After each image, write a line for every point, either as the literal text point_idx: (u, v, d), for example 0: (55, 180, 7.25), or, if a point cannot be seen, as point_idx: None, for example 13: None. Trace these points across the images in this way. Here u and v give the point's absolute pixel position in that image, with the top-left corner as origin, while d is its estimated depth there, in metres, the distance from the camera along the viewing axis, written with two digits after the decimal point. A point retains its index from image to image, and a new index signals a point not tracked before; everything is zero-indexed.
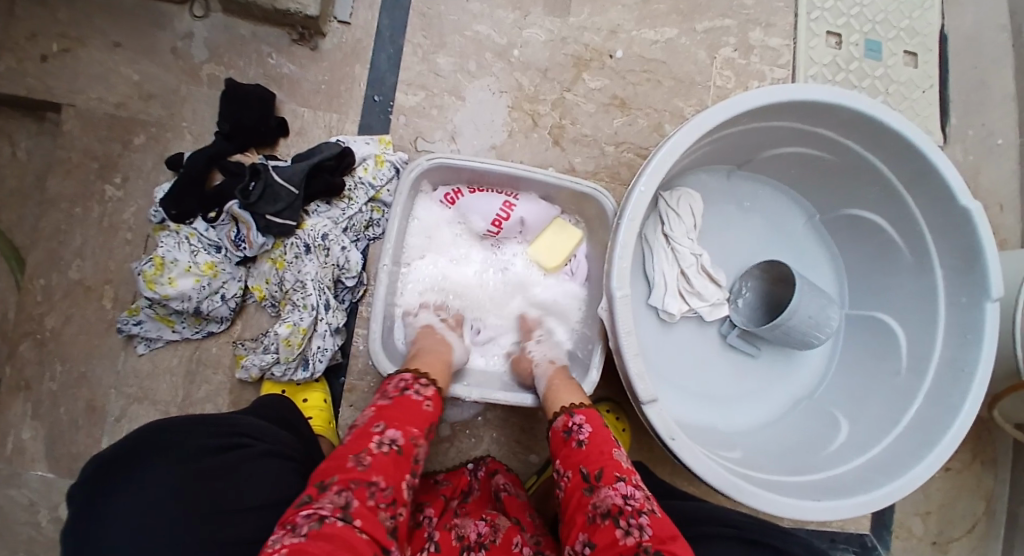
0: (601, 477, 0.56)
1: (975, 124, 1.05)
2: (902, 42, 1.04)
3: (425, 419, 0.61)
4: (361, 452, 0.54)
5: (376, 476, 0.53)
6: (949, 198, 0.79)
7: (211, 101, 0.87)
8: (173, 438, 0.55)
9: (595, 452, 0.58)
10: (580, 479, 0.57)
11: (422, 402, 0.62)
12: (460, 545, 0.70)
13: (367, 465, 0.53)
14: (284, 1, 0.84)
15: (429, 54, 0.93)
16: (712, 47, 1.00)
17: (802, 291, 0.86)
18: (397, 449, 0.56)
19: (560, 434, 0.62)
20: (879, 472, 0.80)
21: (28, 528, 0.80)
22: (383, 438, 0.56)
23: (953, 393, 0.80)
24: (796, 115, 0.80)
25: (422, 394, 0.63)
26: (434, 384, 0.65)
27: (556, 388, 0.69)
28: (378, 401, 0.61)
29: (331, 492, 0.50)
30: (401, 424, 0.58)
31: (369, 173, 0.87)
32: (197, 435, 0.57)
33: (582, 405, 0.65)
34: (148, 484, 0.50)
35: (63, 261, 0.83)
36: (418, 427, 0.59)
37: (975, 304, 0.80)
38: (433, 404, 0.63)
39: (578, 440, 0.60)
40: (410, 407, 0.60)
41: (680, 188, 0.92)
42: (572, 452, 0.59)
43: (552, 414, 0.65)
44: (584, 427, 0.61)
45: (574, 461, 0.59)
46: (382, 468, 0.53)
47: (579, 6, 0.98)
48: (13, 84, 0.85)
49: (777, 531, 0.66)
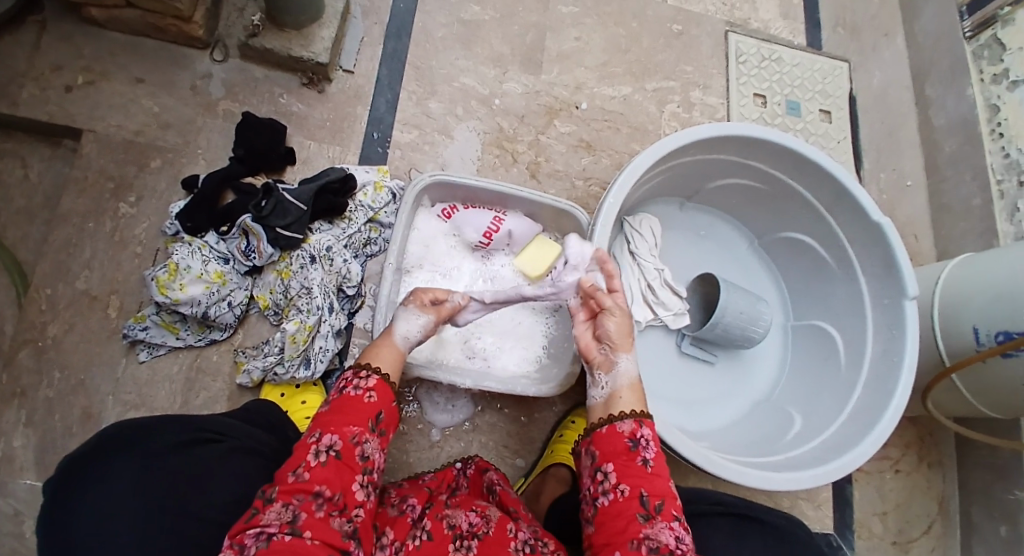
0: (659, 511, 0.59)
1: (887, 168, 1.27)
2: (816, 102, 1.27)
3: (368, 412, 0.62)
4: (300, 467, 0.56)
5: (319, 486, 0.55)
6: (864, 216, 0.96)
7: (224, 132, 0.97)
8: (139, 439, 0.56)
9: (656, 479, 0.61)
10: (638, 502, 0.59)
11: (361, 395, 0.62)
12: (451, 534, 0.69)
13: (307, 477, 0.55)
14: (299, 50, 0.97)
15: (422, 100, 1.07)
16: (660, 102, 1.19)
17: (730, 290, 1.00)
18: (335, 454, 0.57)
19: (625, 441, 0.63)
20: (830, 450, 0.89)
21: (9, 540, 0.78)
22: (320, 446, 0.57)
23: (887, 379, 0.92)
24: (734, 149, 0.97)
25: (364, 387, 0.63)
26: (377, 373, 0.65)
27: (623, 389, 0.69)
28: (319, 409, 0.62)
29: (277, 506, 0.53)
30: (339, 426, 0.59)
31: (369, 197, 0.96)
32: (165, 436, 0.58)
33: (647, 417, 0.66)
34: (113, 485, 0.52)
35: (71, 272, 0.87)
36: (359, 426, 0.60)
37: (896, 303, 0.95)
38: (377, 395, 0.63)
39: (644, 458, 0.62)
40: (350, 404, 0.61)
41: (641, 213, 1.06)
42: (634, 466, 0.61)
43: (617, 413, 0.66)
44: (651, 445, 0.63)
45: (633, 480, 0.60)
46: (322, 478, 0.55)
47: (549, 66, 1.15)
48: (36, 111, 0.92)
49: (759, 506, 0.72)
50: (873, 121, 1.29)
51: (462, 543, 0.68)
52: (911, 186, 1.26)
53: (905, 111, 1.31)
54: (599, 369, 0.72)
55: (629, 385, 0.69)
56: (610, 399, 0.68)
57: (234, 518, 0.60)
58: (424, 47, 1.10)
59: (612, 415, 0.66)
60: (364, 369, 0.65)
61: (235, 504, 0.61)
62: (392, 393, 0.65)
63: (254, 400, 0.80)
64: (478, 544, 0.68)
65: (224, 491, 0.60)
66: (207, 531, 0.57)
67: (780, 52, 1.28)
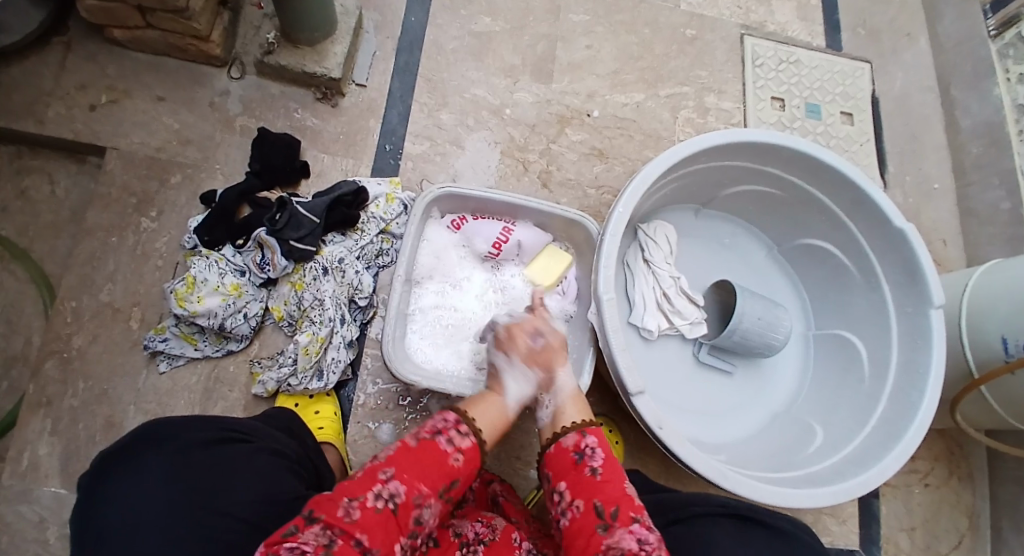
0: (617, 516, 0.56)
1: (910, 171, 1.23)
2: (837, 104, 1.24)
3: (445, 474, 0.58)
4: (355, 501, 0.53)
5: (361, 533, 0.51)
6: (885, 222, 0.93)
7: (242, 147, 0.99)
8: (172, 433, 0.61)
9: (607, 485, 0.59)
10: (594, 514, 0.57)
11: (449, 452, 0.59)
12: (458, 541, 0.69)
13: (356, 517, 0.52)
14: (313, 65, 0.99)
15: (433, 112, 1.08)
16: (674, 108, 1.18)
17: (747, 298, 0.98)
18: (393, 508, 0.54)
19: (571, 455, 0.62)
20: (852, 466, 0.86)
21: (35, 545, 0.80)
22: (384, 491, 0.54)
23: (910, 391, 0.89)
24: (749, 155, 0.95)
25: (456, 446, 0.60)
26: (475, 435, 0.62)
27: (566, 404, 0.71)
28: (405, 440, 0.59)
29: (315, 528, 0.50)
30: (411, 477, 0.56)
31: (380, 209, 0.97)
32: (195, 431, 0.62)
33: (592, 425, 0.66)
34: (142, 473, 0.56)
35: (95, 285, 0.90)
36: (429, 487, 0.57)
37: (920, 312, 0.91)
38: (463, 458, 0.60)
39: (592, 467, 0.60)
40: (433, 458, 0.58)
41: (654, 221, 1.05)
42: (584, 478, 0.60)
43: (560, 430, 0.66)
44: (597, 451, 0.62)
45: (587, 493, 0.59)
46: (369, 525, 0.52)
47: (561, 75, 1.15)
48: (63, 130, 0.96)
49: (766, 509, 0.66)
50: (896, 123, 1.25)
51: (468, 548, 0.68)
52: (937, 189, 1.22)
53: (930, 112, 1.27)
54: (541, 393, 0.74)
55: (570, 399, 0.72)
56: (554, 416, 0.69)
57: (258, 515, 0.61)
58: (436, 60, 1.11)
59: (556, 433, 0.66)
60: (465, 424, 0.62)
61: (258, 504, 0.62)
62: (479, 459, 0.62)
63: (271, 408, 0.82)
64: (484, 549, 0.68)
65: (249, 490, 0.62)
66: (230, 527, 0.58)
67: (798, 54, 1.26)
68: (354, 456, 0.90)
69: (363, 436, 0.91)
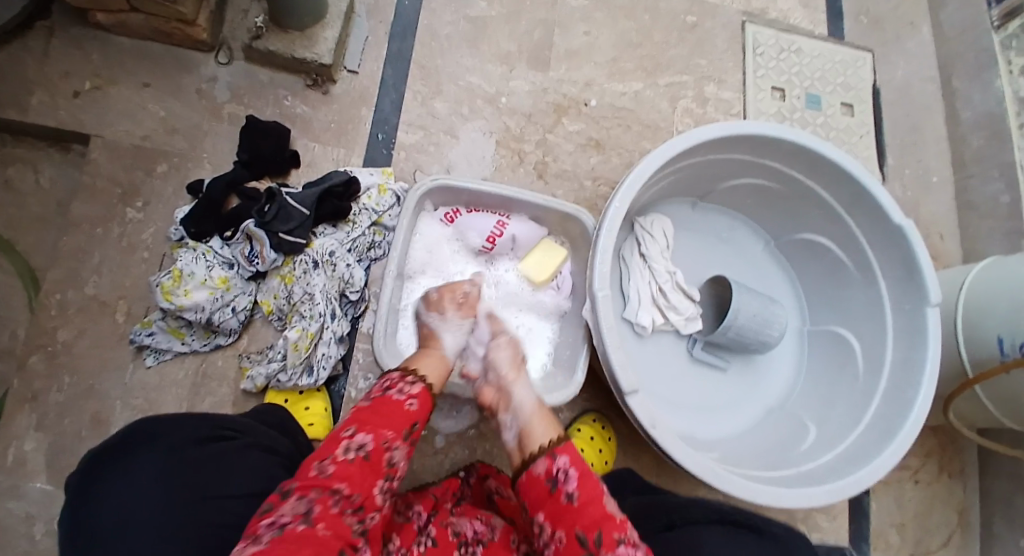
0: (601, 541, 0.56)
1: (911, 164, 1.21)
2: (839, 96, 1.21)
3: (405, 417, 0.60)
4: (325, 459, 0.53)
5: (339, 483, 0.52)
6: (884, 217, 0.91)
7: (230, 136, 0.97)
8: (165, 429, 0.54)
9: (586, 509, 0.57)
10: (578, 543, 0.56)
11: (403, 400, 0.61)
12: (457, 541, 0.68)
13: (331, 471, 0.52)
14: (303, 51, 0.96)
15: (427, 100, 1.05)
16: (673, 98, 1.15)
17: (743, 293, 0.97)
18: (365, 455, 0.55)
19: (545, 484, 0.60)
20: (846, 463, 0.86)
21: (23, 542, 0.79)
22: (351, 443, 0.55)
23: (906, 390, 0.88)
24: (749, 148, 0.93)
25: (408, 393, 0.62)
26: (421, 381, 0.65)
27: (532, 423, 0.67)
28: (360, 402, 0.60)
29: (292, 499, 0.50)
30: (375, 426, 0.57)
31: (372, 200, 0.95)
32: (189, 427, 0.56)
33: (561, 443, 0.63)
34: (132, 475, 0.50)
35: (80, 277, 0.89)
36: (393, 430, 0.58)
37: (918, 310, 0.90)
38: (417, 403, 0.62)
39: (567, 493, 0.58)
40: (392, 407, 0.59)
41: (651, 214, 1.03)
42: (561, 506, 0.58)
43: (531, 455, 0.63)
44: (570, 474, 0.59)
45: (566, 522, 0.58)
46: (346, 475, 0.53)
47: (557, 63, 1.12)
48: (46, 118, 0.93)
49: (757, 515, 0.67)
50: (898, 114, 1.23)
51: (468, 549, 0.67)
52: (936, 182, 1.20)
53: (932, 103, 1.25)
54: (502, 407, 0.72)
55: (536, 418, 0.68)
56: (522, 439, 0.66)
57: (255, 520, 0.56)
58: (429, 47, 1.08)
59: (527, 459, 0.64)
60: (411, 375, 0.65)
61: (257, 497, 0.57)
62: (432, 404, 0.64)
63: (263, 402, 0.80)
64: (484, 550, 0.68)
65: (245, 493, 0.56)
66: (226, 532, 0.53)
67: (800, 43, 1.23)
68: None
69: None
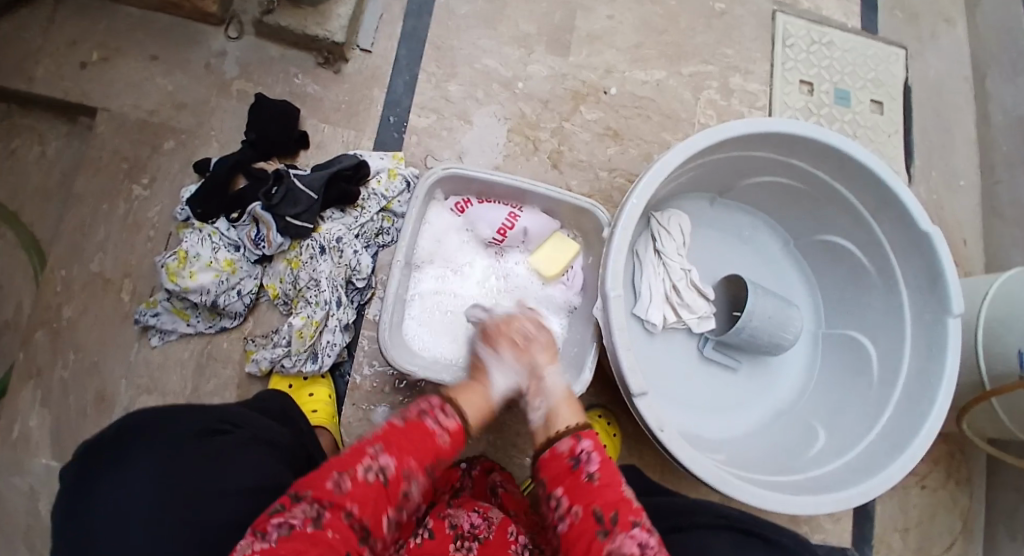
0: (616, 521, 0.54)
1: (938, 165, 1.16)
2: (869, 91, 1.16)
3: (432, 451, 0.57)
4: (346, 474, 0.51)
5: (352, 504, 0.50)
6: (910, 223, 0.88)
7: (238, 113, 0.94)
8: (164, 422, 0.54)
9: (605, 488, 0.56)
10: (593, 519, 0.54)
11: (435, 432, 0.57)
12: (452, 534, 0.67)
13: (347, 489, 0.50)
14: (314, 28, 0.93)
15: (441, 82, 1.02)
16: (696, 88, 1.11)
17: (758, 295, 0.94)
18: (383, 480, 0.52)
19: (566, 460, 0.60)
20: (855, 474, 0.84)
21: (26, 514, 0.80)
22: (374, 464, 0.52)
23: (920, 401, 0.86)
24: (774, 145, 0.89)
25: (443, 425, 0.58)
26: (459, 416, 0.61)
27: (558, 405, 0.67)
28: (394, 418, 0.57)
29: (305, 504, 0.48)
30: (401, 453, 0.54)
31: (382, 185, 0.92)
32: (188, 421, 0.55)
33: (585, 429, 0.63)
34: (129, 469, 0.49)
35: (86, 254, 0.88)
36: (417, 462, 0.55)
37: (939, 320, 0.87)
38: (449, 439, 0.59)
39: (588, 472, 0.58)
40: (422, 438, 0.56)
41: (669, 209, 1.00)
42: (581, 483, 0.57)
43: (555, 434, 0.63)
44: (593, 456, 0.59)
45: (585, 497, 0.56)
46: (360, 498, 0.50)
47: (578, 47, 1.08)
48: (52, 89, 0.91)
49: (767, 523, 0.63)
50: (930, 112, 1.18)
51: (462, 543, 0.66)
52: (964, 186, 1.16)
53: (964, 102, 1.20)
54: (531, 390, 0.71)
55: (563, 401, 0.68)
56: (548, 419, 0.66)
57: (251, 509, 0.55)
58: (446, 26, 1.04)
59: (550, 437, 0.63)
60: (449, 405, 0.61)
61: (250, 495, 0.56)
62: (463, 440, 0.61)
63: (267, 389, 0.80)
64: (478, 547, 0.66)
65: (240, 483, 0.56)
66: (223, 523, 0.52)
67: (832, 35, 1.18)
68: (347, 439, 0.88)
69: (357, 419, 0.89)
